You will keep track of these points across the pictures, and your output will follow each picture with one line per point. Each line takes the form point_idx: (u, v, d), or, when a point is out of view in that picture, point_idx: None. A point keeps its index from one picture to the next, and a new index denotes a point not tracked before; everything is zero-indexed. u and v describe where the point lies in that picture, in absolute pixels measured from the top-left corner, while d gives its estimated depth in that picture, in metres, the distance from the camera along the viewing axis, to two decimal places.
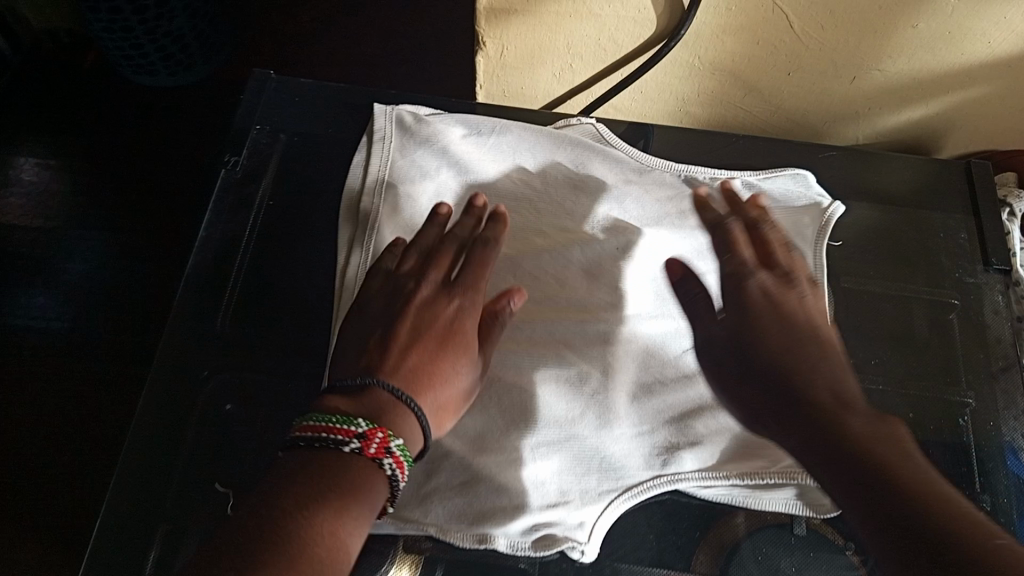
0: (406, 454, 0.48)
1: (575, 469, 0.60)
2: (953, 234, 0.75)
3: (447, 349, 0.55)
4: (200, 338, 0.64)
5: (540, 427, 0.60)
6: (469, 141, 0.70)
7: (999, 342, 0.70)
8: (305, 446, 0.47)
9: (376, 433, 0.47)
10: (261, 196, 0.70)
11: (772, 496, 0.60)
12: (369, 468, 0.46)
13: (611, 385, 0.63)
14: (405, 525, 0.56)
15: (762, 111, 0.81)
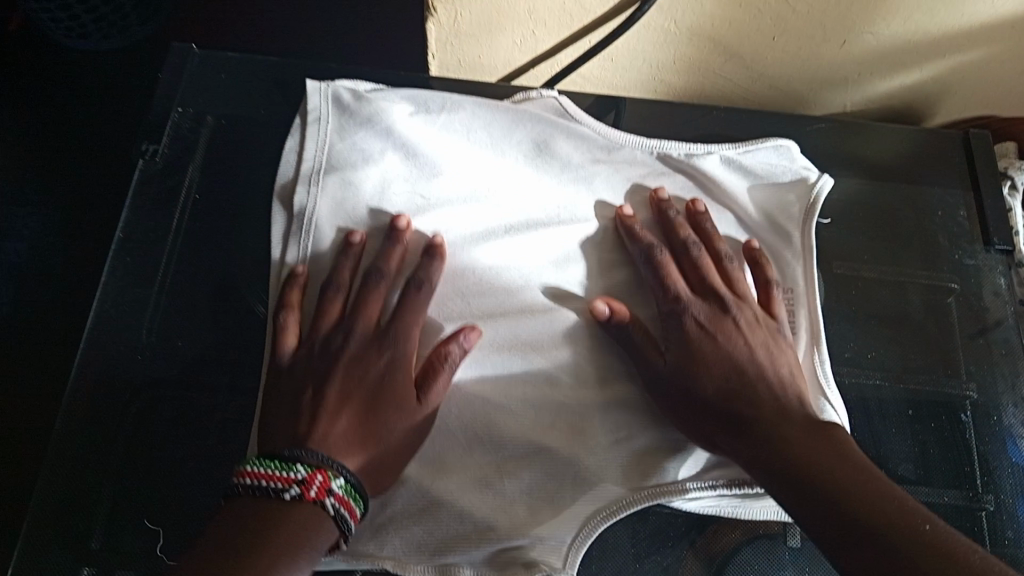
0: (350, 493, 0.47)
1: (547, 485, 0.52)
2: (950, 212, 0.69)
3: (372, 414, 0.50)
4: (120, 350, 0.56)
5: (506, 443, 0.52)
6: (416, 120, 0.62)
7: (1000, 326, 0.65)
8: (240, 494, 0.45)
9: (317, 476, 0.46)
10: (190, 181, 0.63)
11: (765, 504, 0.54)
12: (311, 512, 0.45)
13: (580, 390, 0.55)
14: (358, 562, 0.50)
15: (743, 78, 0.74)
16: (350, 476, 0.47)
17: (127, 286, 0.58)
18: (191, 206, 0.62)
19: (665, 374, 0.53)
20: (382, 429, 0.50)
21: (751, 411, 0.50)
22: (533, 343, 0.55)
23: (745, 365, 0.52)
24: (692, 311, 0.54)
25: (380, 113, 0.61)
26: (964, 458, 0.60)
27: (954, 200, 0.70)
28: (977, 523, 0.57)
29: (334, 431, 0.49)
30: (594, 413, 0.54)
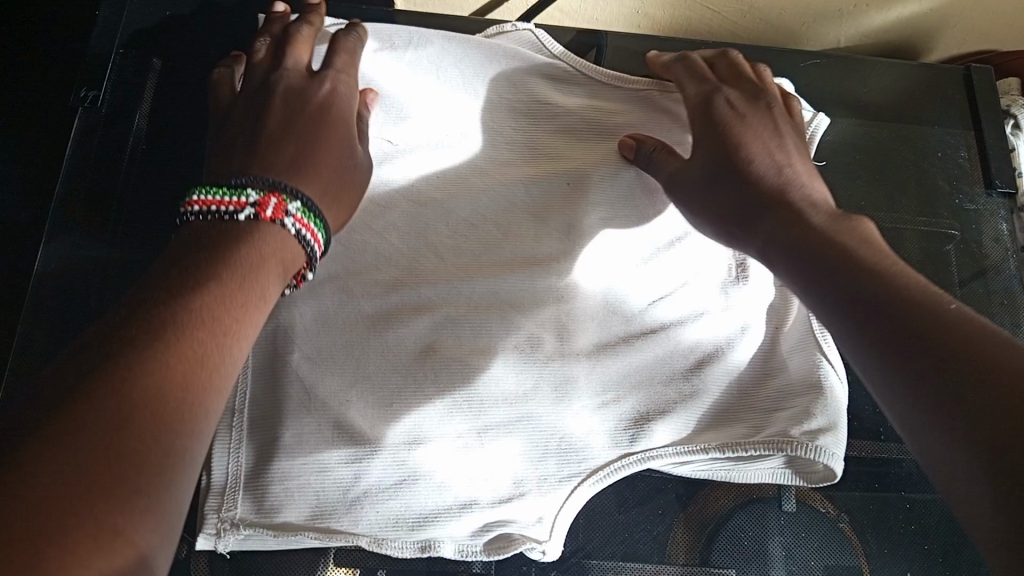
0: (310, 217, 0.41)
1: (533, 453, 0.49)
2: (950, 153, 0.66)
3: (319, 129, 0.46)
4: (70, 310, 0.54)
5: (488, 407, 0.48)
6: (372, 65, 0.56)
7: (999, 273, 0.63)
8: (190, 228, 0.39)
9: (270, 198, 0.40)
10: (137, 126, 0.60)
11: (759, 468, 0.50)
12: (273, 233, 0.39)
13: (564, 349, 0.50)
14: (331, 538, 0.46)
15: (732, 11, 0.69)
16: (306, 200, 0.41)
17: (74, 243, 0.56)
18: (138, 155, 0.59)
19: (692, 172, 0.49)
20: (326, 146, 0.45)
21: (774, 183, 0.46)
22: (512, 301, 0.51)
23: (780, 157, 0.48)
24: (726, 96, 0.51)
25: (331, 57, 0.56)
26: None
27: (955, 141, 0.66)
28: None
29: (276, 153, 0.43)
30: (579, 372, 0.50)
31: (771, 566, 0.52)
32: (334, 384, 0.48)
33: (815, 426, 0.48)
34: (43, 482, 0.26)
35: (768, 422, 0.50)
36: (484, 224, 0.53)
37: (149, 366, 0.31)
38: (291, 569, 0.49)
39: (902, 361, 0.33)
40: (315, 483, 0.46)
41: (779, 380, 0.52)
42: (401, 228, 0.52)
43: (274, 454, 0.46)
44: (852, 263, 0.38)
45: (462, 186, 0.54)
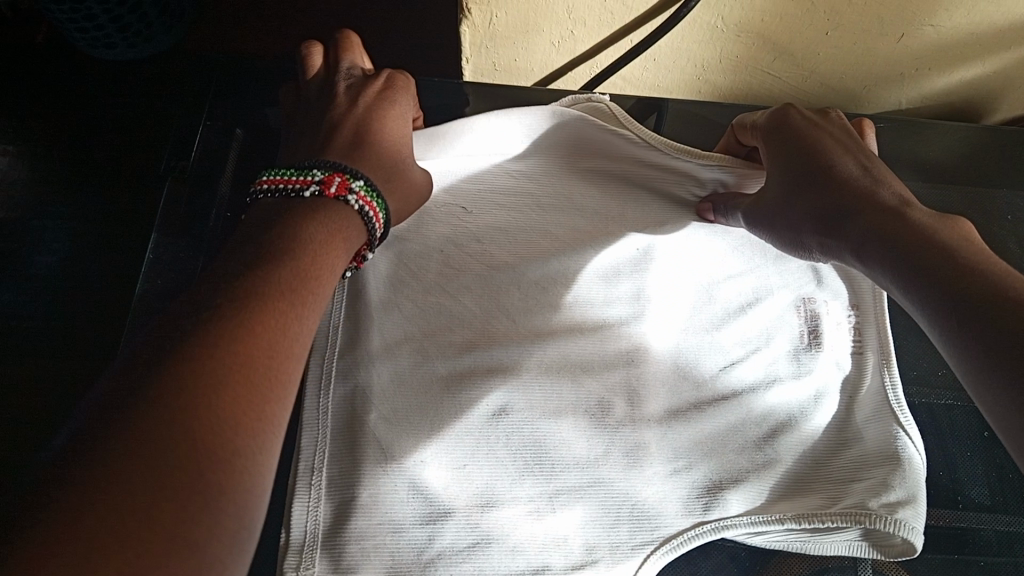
0: (371, 194, 0.44)
1: (602, 516, 0.49)
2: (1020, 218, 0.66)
3: (380, 125, 0.49)
4: None
5: (559, 471, 0.49)
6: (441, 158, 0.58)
7: None
8: (263, 203, 0.41)
9: (335, 176, 0.42)
10: (221, 198, 0.63)
11: (835, 540, 0.49)
12: (339, 209, 0.41)
13: (633, 414, 0.51)
14: None
15: (793, 76, 0.70)
16: (368, 180, 0.44)
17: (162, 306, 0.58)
18: (225, 223, 0.62)
19: (773, 185, 0.50)
20: (387, 135, 0.48)
21: (860, 181, 0.46)
22: (583, 368, 0.52)
23: (866, 160, 0.48)
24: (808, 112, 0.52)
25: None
26: None
27: None
28: None
29: (342, 140, 0.46)
30: (650, 438, 0.51)
31: None
32: (410, 446, 0.49)
33: (894, 499, 0.47)
34: (112, 487, 0.26)
35: (846, 493, 0.49)
36: (558, 292, 0.54)
37: (212, 374, 0.31)
38: None
39: (1008, 370, 0.32)
40: (393, 544, 0.47)
41: (856, 450, 0.51)
42: (476, 293, 0.54)
43: (352, 512, 0.47)
44: (949, 259, 0.37)
45: (533, 251, 0.56)
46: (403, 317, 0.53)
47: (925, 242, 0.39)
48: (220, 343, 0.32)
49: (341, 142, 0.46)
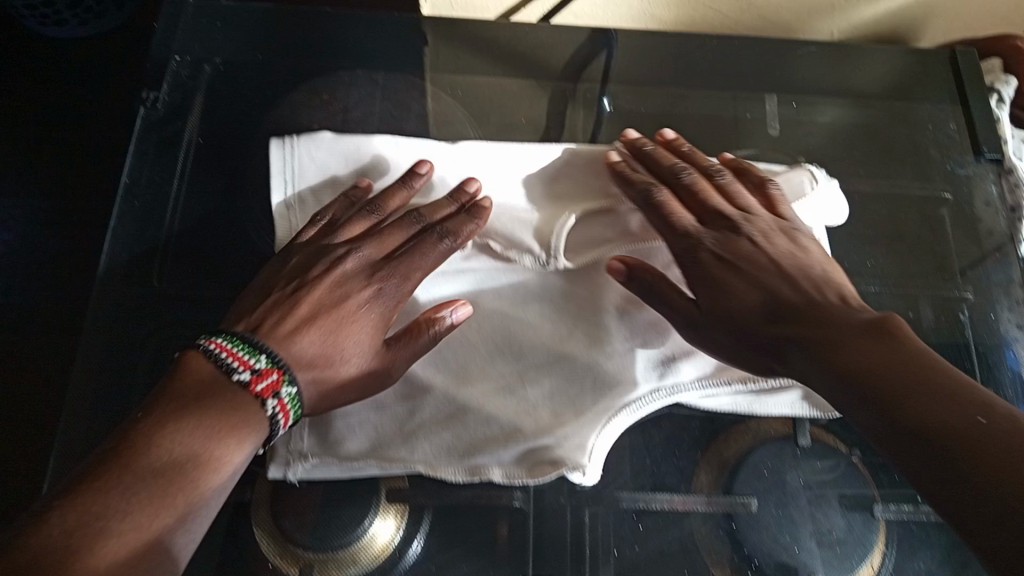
0: (293, 404, 0.49)
1: (569, 391, 0.55)
2: (939, 124, 0.70)
3: (345, 322, 0.52)
4: (140, 287, 0.58)
5: (527, 352, 0.55)
6: (414, 152, 0.60)
7: (991, 234, 0.67)
8: (210, 358, 0.48)
9: (271, 372, 0.48)
10: (189, 131, 0.63)
11: (778, 401, 0.55)
12: (251, 411, 0.46)
13: (591, 299, 0.57)
14: (390, 466, 0.51)
15: (732, 9, 0.76)
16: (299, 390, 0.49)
17: (136, 230, 0.59)
18: (194, 148, 0.63)
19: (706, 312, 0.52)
20: (354, 339, 0.51)
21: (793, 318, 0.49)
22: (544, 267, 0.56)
23: (789, 273, 0.53)
24: (750, 225, 0.55)
25: (366, 139, 0.60)
26: (965, 357, 0.62)
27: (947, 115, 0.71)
28: None
29: (293, 330, 0.50)
30: (609, 319, 0.56)
31: (789, 495, 0.56)
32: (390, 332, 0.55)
33: None
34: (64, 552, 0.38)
35: None
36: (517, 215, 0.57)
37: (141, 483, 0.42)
38: (352, 504, 0.53)
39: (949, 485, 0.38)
40: (376, 419, 0.54)
41: None
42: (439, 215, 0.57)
43: None
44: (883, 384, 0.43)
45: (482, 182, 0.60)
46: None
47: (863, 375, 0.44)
48: (169, 440, 0.44)
49: (305, 330, 0.51)
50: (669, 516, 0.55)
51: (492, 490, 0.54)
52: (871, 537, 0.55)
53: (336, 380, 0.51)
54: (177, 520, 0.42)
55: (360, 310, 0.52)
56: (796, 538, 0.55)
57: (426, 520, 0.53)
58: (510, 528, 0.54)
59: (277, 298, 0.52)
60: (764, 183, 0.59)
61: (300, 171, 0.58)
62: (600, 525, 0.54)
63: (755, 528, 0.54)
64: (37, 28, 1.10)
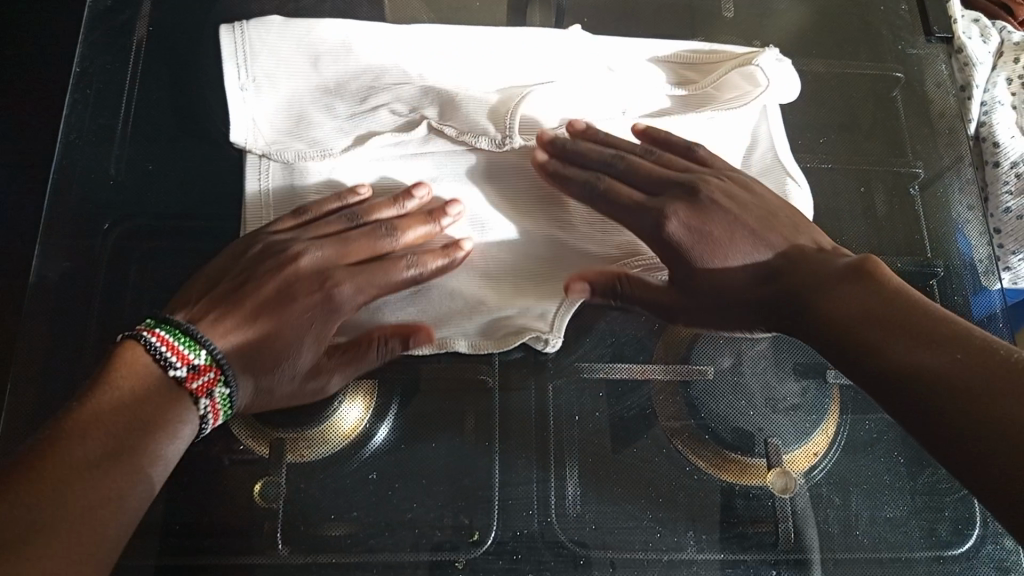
0: (225, 406, 0.46)
1: (530, 268, 0.58)
2: (892, 6, 0.71)
3: (292, 325, 0.49)
4: (99, 178, 0.58)
5: (488, 230, 0.58)
6: (364, 34, 0.60)
7: (943, 115, 0.68)
8: (147, 350, 0.45)
9: (208, 371, 0.45)
10: (143, 22, 0.63)
11: None
12: (186, 415, 0.44)
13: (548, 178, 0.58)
14: (358, 342, 0.55)
15: None
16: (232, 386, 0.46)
17: (91, 120, 0.59)
18: (147, 39, 0.62)
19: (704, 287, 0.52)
20: (298, 345, 0.49)
21: (783, 280, 0.50)
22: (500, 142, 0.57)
23: (759, 232, 0.52)
24: (708, 187, 0.53)
25: (316, 23, 0.60)
26: (915, 232, 0.64)
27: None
28: (926, 286, 0.62)
29: (238, 321, 0.48)
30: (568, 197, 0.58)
31: (743, 365, 0.58)
32: None
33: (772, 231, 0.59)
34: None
35: None
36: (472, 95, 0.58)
37: (70, 479, 0.39)
38: None
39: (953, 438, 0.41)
40: None
41: None
42: (397, 97, 0.58)
43: None
44: (859, 341, 0.46)
45: (436, 64, 0.60)
46: (334, 119, 0.58)
47: (855, 333, 0.46)
48: (103, 431, 0.41)
49: (246, 326, 0.48)
50: (627, 385, 0.57)
51: (459, 366, 0.56)
52: (825, 402, 0.58)
53: (285, 381, 0.49)
54: (106, 522, 0.39)
55: (308, 305, 0.50)
56: (751, 404, 0.57)
57: (395, 400, 0.55)
58: (476, 403, 0.55)
59: (225, 290, 0.49)
60: (692, 147, 0.57)
61: (251, 54, 0.58)
62: (563, 396, 0.56)
63: (710, 395, 0.57)
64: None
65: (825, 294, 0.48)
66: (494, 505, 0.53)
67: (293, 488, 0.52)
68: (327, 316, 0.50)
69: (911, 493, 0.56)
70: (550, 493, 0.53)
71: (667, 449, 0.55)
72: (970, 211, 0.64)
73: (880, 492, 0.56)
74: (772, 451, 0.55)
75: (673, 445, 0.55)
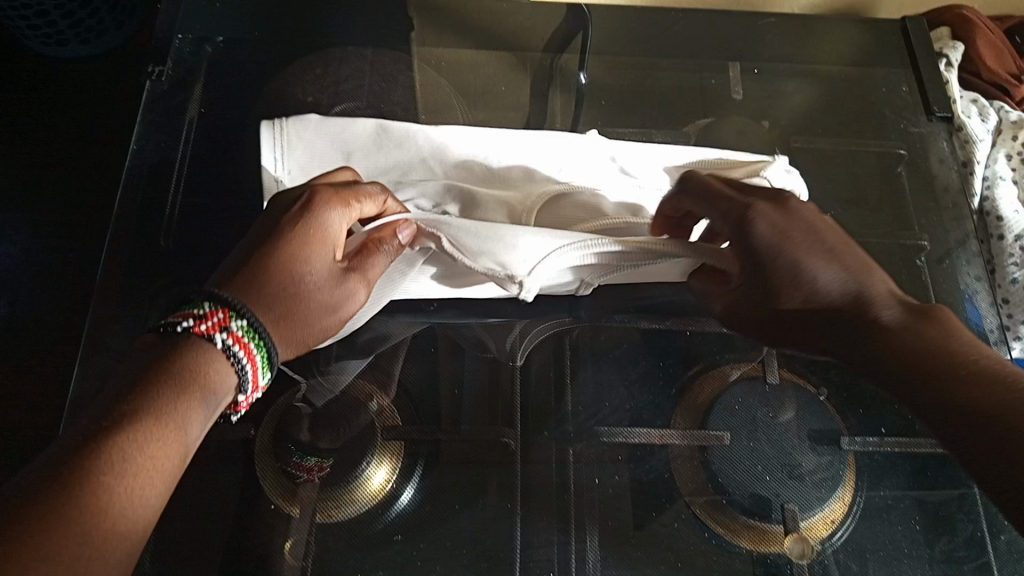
0: (251, 337, 0.47)
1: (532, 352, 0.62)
2: (893, 88, 0.74)
3: (306, 259, 0.52)
4: (148, 250, 0.61)
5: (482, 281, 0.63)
6: (395, 130, 0.64)
7: (947, 190, 0.70)
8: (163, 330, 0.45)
9: (215, 312, 0.46)
10: (193, 103, 0.67)
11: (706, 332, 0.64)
12: (215, 356, 0.45)
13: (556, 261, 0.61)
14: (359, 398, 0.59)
15: None
16: (253, 321, 0.47)
17: (142, 196, 0.63)
18: (196, 121, 0.67)
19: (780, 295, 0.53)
20: (313, 276, 0.52)
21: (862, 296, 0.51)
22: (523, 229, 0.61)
23: (842, 252, 0.53)
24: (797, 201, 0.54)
25: (350, 121, 0.64)
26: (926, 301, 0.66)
27: (899, 78, 0.75)
28: None
29: (245, 267, 0.51)
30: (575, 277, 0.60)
31: (760, 431, 0.59)
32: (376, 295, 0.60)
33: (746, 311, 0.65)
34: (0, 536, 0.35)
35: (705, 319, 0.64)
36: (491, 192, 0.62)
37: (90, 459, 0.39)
38: (344, 450, 0.56)
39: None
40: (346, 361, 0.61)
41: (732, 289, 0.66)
42: (421, 192, 0.62)
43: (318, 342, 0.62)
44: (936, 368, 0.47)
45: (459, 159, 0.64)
46: None
47: (932, 359, 0.48)
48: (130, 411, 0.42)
49: (247, 271, 0.50)
50: (644, 450, 0.58)
51: (479, 429, 0.58)
52: (841, 469, 0.59)
53: (298, 326, 0.51)
54: (124, 499, 0.39)
55: (300, 238, 0.52)
56: (768, 469, 0.58)
57: (420, 462, 0.57)
58: (498, 465, 0.57)
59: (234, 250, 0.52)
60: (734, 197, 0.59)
61: (288, 147, 0.62)
62: (583, 459, 0.58)
63: (727, 459, 0.58)
64: (42, 49, 1.24)
65: (901, 320, 0.50)
66: (515, 566, 0.54)
67: (323, 547, 0.54)
68: (324, 240, 0.52)
69: (929, 561, 0.57)
70: (571, 557, 0.54)
71: (685, 515, 0.56)
72: (978, 283, 0.66)
73: (898, 558, 0.57)
74: (789, 516, 0.56)
75: (691, 511, 0.56)
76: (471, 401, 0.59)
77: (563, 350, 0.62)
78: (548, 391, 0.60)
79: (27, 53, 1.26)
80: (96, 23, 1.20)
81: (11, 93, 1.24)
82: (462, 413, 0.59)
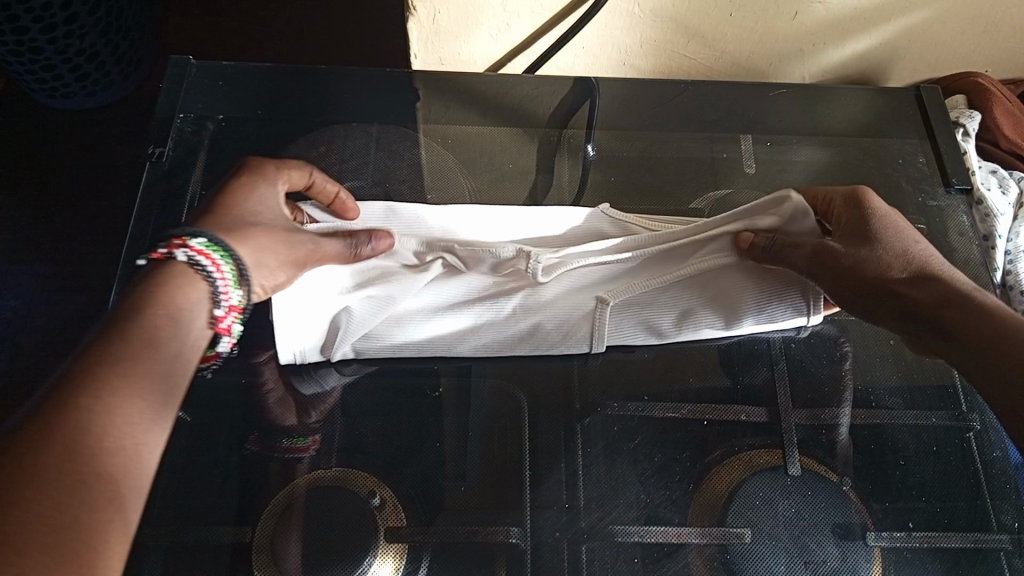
0: (213, 249, 0.53)
1: (541, 440, 0.59)
2: (909, 159, 0.73)
3: (262, 195, 0.59)
4: None
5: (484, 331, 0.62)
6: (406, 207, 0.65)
7: (968, 263, 0.68)
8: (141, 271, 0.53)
9: (172, 240, 0.53)
10: (193, 185, 0.66)
11: (731, 413, 0.61)
12: (181, 268, 0.53)
13: (572, 310, 0.63)
14: (358, 487, 0.56)
15: (708, 57, 0.78)
16: (213, 237, 0.54)
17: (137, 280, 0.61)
18: (196, 202, 0.65)
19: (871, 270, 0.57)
20: (266, 214, 0.58)
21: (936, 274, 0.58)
22: (539, 289, 0.63)
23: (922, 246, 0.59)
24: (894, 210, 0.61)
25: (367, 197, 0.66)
26: (946, 383, 0.64)
27: (913, 148, 0.74)
28: (964, 440, 0.61)
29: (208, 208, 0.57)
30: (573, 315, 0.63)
31: (780, 527, 0.57)
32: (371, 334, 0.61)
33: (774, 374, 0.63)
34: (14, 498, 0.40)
35: (728, 408, 0.61)
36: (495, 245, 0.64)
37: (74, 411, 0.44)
38: (344, 551, 0.53)
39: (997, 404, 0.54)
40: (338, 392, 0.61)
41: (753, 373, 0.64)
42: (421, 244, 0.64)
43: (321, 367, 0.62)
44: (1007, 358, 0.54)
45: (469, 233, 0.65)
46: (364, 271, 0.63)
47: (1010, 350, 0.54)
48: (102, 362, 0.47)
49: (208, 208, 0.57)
50: (662, 550, 0.55)
51: (487, 527, 0.55)
52: (868, 567, 0.56)
53: (263, 252, 0.56)
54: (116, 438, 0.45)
55: (255, 185, 0.59)
56: (789, 569, 0.55)
57: (423, 562, 0.54)
58: (508, 566, 0.54)
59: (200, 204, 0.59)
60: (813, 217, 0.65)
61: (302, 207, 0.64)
62: (597, 560, 0.55)
63: (748, 560, 0.55)
64: (49, 100, 1.24)
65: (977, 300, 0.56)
66: None
67: None
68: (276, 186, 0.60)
69: None
70: None
71: None
72: None
73: None
74: None
75: None
76: (477, 495, 0.57)
77: (572, 440, 0.59)
78: (558, 484, 0.57)
79: (31, 107, 1.26)
80: (103, 76, 1.21)
81: (12, 150, 1.23)
82: (468, 509, 0.56)
